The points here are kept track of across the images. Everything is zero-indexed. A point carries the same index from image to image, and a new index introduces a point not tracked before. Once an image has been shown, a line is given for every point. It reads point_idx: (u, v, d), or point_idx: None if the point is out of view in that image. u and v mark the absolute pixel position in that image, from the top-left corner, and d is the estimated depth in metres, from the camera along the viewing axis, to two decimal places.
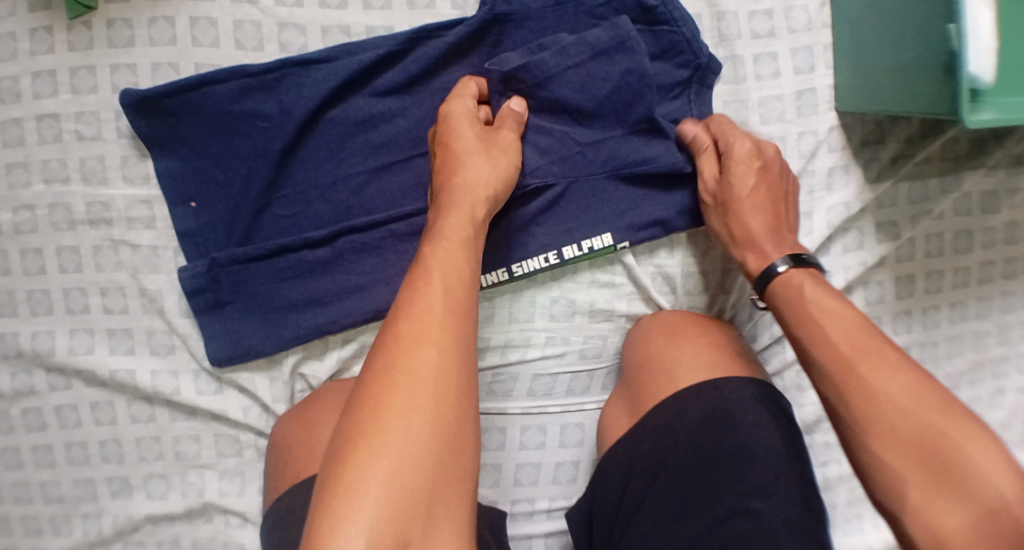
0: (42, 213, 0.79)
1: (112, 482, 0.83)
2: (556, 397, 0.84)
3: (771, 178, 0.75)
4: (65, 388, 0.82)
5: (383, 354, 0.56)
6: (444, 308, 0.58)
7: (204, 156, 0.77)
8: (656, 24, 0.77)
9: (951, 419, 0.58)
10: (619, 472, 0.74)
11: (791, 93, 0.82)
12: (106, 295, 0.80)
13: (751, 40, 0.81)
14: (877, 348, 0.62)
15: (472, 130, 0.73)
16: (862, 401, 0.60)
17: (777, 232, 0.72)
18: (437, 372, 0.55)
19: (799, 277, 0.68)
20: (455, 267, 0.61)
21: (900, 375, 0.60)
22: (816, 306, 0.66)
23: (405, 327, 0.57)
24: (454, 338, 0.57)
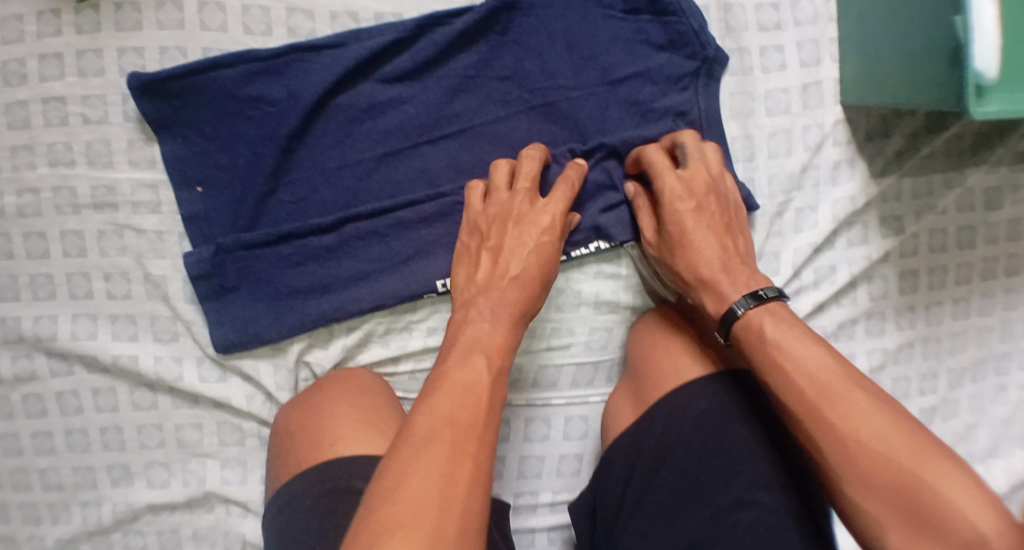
0: (47, 196, 0.79)
1: (113, 469, 0.83)
2: (561, 389, 0.84)
3: (704, 215, 0.72)
4: (68, 373, 0.82)
5: (416, 450, 0.55)
6: (455, 424, 0.57)
7: (210, 142, 0.77)
8: (665, 15, 0.77)
9: (927, 455, 0.57)
10: (624, 462, 0.74)
11: (799, 86, 0.81)
12: (109, 279, 0.79)
13: (758, 31, 0.80)
14: (847, 385, 0.61)
15: (546, 258, 0.72)
16: (840, 437, 0.59)
17: (729, 267, 0.70)
18: (470, 479, 0.55)
19: (775, 310, 0.66)
20: (487, 386, 0.60)
21: (876, 413, 0.59)
22: (793, 338, 0.63)
23: (411, 468, 0.54)
24: (466, 454, 0.55)
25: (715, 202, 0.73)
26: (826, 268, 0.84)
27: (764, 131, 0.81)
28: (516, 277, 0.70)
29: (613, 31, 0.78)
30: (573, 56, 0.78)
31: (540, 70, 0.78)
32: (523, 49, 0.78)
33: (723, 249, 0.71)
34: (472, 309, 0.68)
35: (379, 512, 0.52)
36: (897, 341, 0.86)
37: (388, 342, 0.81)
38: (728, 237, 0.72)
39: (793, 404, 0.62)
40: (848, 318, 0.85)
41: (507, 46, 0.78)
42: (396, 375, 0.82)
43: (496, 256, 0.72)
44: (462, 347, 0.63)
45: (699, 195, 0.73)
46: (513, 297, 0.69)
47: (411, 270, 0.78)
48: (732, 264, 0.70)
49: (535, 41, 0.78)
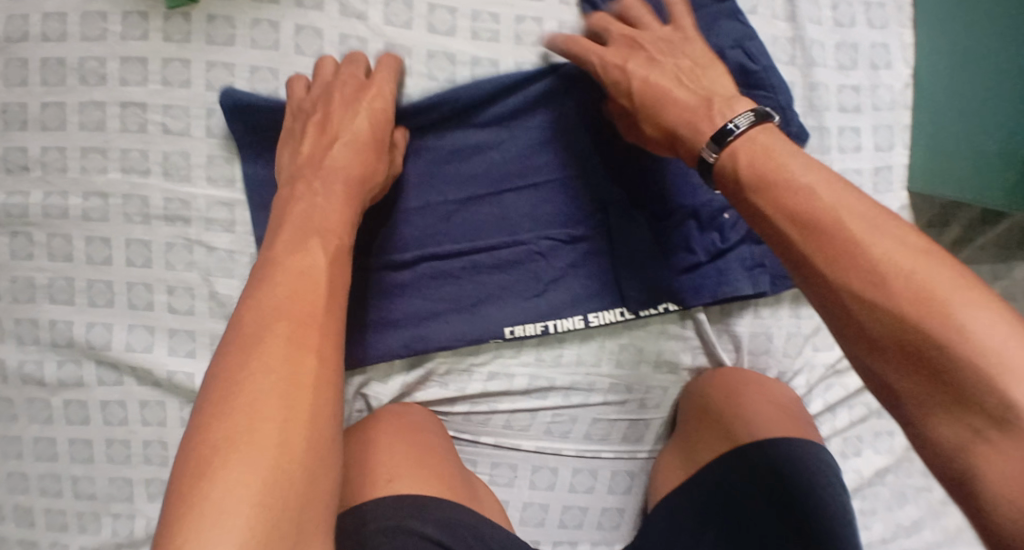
0: (116, 202, 0.78)
1: (152, 483, 0.82)
2: (611, 443, 0.85)
3: (653, 66, 0.68)
4: (116, 383, 0.80)
5: (254, 349, 0.54)
6: (289, 306, 0.57)
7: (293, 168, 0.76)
8: (754, 89, 0.77)
9: (956, 297, 0.49)
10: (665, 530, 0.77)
11: (870, 168, 0.83)
12: (172, 293, 0.78)
13: (839, 113, 0.82)
14: (860, 214, 0.53)
15: (367, 121, 0.71)
16: (851, 268, 0.52)
17: (700, 107, 0.64)
18: (314, 376, 0.54)
19: (765, 135, 0.59)
20: (333, 256, 0.62)
21: (892, 239, 0.51)
22: (793, 166, 0.56)
23: (256, 362, 0.53)
24: (305, 339, 0.55)
25: (662, 48, 0.69)
26: None
27: None
28: (344, 147, 0.70)
29: None
30: None
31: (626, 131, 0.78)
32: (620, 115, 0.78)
33: (680, 83, 0.66)
34: (304, 180, 0.68)
35: (212, 431, 0.51)
36: None
37: (447, 382, 0.81)
38: (683, 69, 0.67)
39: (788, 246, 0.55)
40: None
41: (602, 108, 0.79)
42: (450, 414, 0.83)
43: (316, 122, 0.71)
44: (295, 224, 0.63)
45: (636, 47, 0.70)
46: (342, 162, 0.69)
47: (479, 314, 0.78)
48: (696, 96, 0.65)
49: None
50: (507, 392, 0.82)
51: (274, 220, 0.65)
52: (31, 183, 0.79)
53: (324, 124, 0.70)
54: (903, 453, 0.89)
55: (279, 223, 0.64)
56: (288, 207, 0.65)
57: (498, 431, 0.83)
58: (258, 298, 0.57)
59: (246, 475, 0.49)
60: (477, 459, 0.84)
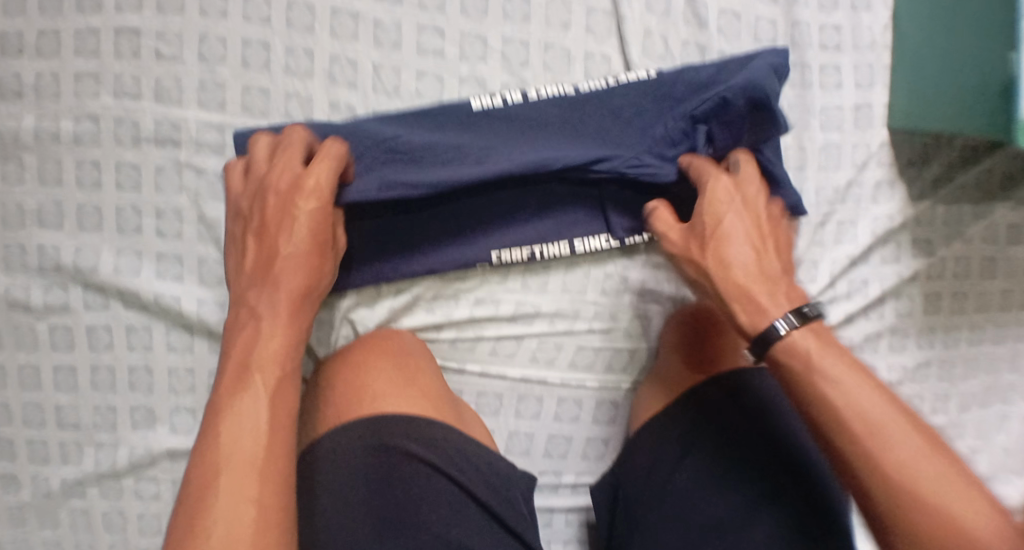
0: (107, 126, 0.79)
1: (136, 412, 0.82)
2: (595, 373, 0.85)
3: (759, 229, 0.70)
4: (103, 307, 0.80)
5: (202, 506, 0.56)
6: (237, 450, 0.58)
7: (291, 95, 0.78)
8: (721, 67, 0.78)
9: (979, 509, 0.58)
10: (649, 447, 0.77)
11: (851, 106, 0.85)
12: (161, 216, 0.79)
13: (820, 51, 0.84)
14: (899, 419, 0.60)
15: (308, 234, 0.67)
16: (887, 476, 0.59)
17: (768, 277, 0.67)
18: (259, 526, 0.56)
19: (819, 332, 0.65)
20: (273, 384, 0.62)
21: (919, 446, 0.60)
22: (842, 358, 0.63)
23: (206, 521, 0.56)
24: (253, 485, 0.57)
25: (765, 226, 0.71)
26: (859, 282, 0.87)
27: (816, 144, 0.84)
28: (290, 257, 0.66)
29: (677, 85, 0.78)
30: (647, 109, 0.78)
31: (613, 63, 0.81)
32: (629, 98, 0.78)
33: (769, 261, 0.68)
34: (247, 303, 0.65)
35: None
36: (915, 359, 0.90)
37: (435, 308, 0.83)
38: (774, 254, 0.70)
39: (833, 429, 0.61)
40: (874, 332, 0.88)
41: (603, 104, 0.78)
42: (437, 341, 0.83)
43: (253, 227, 0.67)
44: (236, 360, 0.63)
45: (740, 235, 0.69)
46: (286, 278, 0.66)
47: (466, 240, 0.79)
48: (768, 273, 0.68)
49: (639, 115, 0.77)
50: (492, 318, 0.83)
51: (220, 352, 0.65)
52: (23, 107, 0.79)
53: (263, 238, 0.67)
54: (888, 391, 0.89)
55: (223, 356, 0.63)
56: (230, 337, 0.64)
57: (484, 359, 0.84)
58: (206, 448, 0.58)
59: None
60: (463, 387, 0.84)
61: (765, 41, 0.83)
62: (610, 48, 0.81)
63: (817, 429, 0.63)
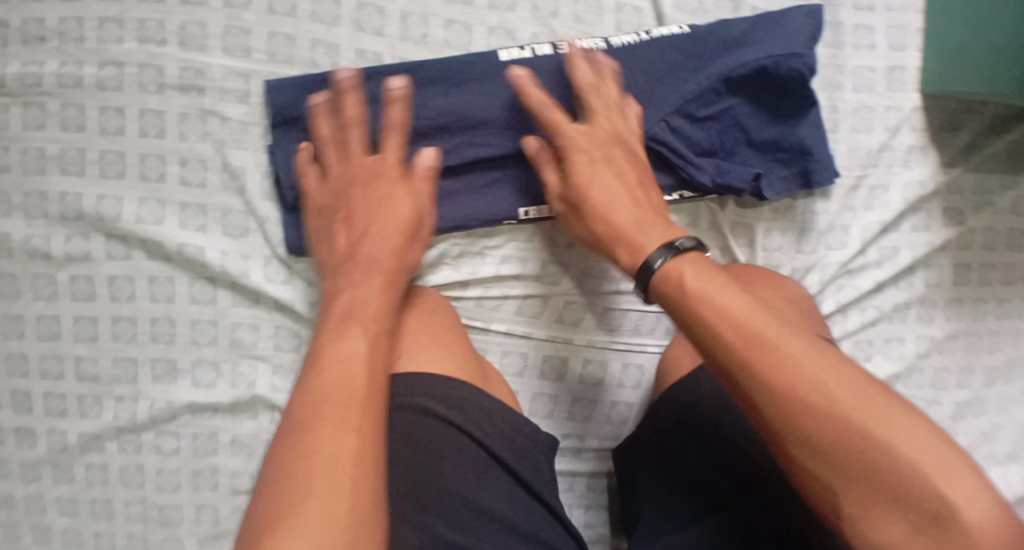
0: (130, 71, 0.77)
1: (157, 364, 0.80)
2: (623, 335, 0.84)
3: (625, 168, 0.72)
4: (124, 257, 0.79)
5: (308, 429, 0.55)
6: (341, 384, 0.57)
7: (318, 42, 0.78)
8: (754, 20, 0.76)
9: (879, 410, 0.55)
10: (666, 417, 0.77)
11: (883, 68, 0.83)
12: (185, 165, 0.78)
13: (852, 10, 0.83)
14: (779, 330, 0.58)
15: (397, 205, 0.70)
16: (778, 393, 0.56)
17: (641, 217, 0.68)
18: (361, 458, 0.54)
19: (692, 262, 0.63)
20: (375, 334, 0.61)
21: (823, 366, 0.56)
22: (714, 281, 0.61)
23: (311, 446, 0.54)
24: (356, 415, 0.56)
25: (616, 151, 0.72)
26: (889, 248, 0.84)
27: (848, 106, 0.83)
28: (379, 232, 0.69)
29: (707, 37, 0.76)
30: (672, 65, 0.76)
31: (645, 15, 0.80)
32: (661, 54, 0.76)
33: (637, 199, 0.70)
34: (347, 269, 0.67)
35: (266, 509, 0.52)
36: (943, 330, 0.86)
37: (460, 266, 0.81)
38: (643, 193, 0.71)
39: (726, 358, 0.58)
40: (902, 302, 0.85)
41: (633, 59, 0.76)
42: (462, 300, 0.82)
43: (342, 212, 0.71)
44: (340, 313, 0.63)
45: (586, 189, 0.71)
46: (374, 248, 0.68)
47: (491, 195, 0.78)
48: (639, 214, 0.69)
49: (668, 70, 0.76)
50: (518, 276, 0.82)
51: (321, 312, 0.66)
52: (47, 52, 0.78)
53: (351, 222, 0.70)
54: (913, 363, 0.86)
55: (324, 313, 0.64)
56: (333, 297, 0.65)
57: (508, 318, 0.83)
58: (314, 377, 0.58)
59: None
60: (487, 346, 0.83)
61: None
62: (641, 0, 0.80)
63: (712, 360, 0.60)
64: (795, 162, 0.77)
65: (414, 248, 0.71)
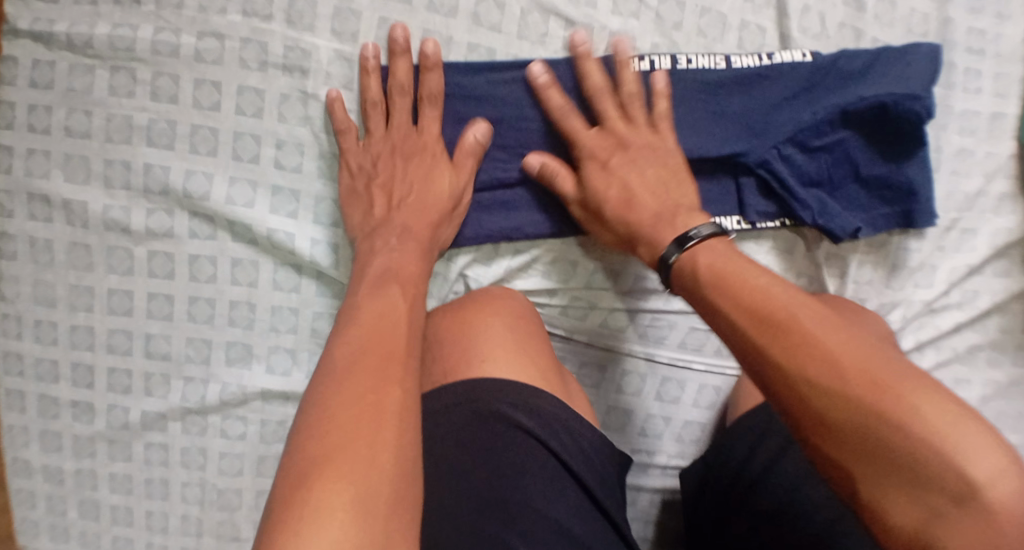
0: (232, 45, 0.74)
1: (232, 348, 0.78)
2: (705, 356, 0.83)
3: (644, 169, 0.74)
4: (209, 237, 0.76)
5: (338, 385, 0.57)
6: (374, 344, 0.60)
7: (431, 33, 0.75)
8: (876, 54, 0.77)
9: (905, 381, 0.54)
10: (744, 442, 0.77)
11: (988, 113, 0.83)
12: (281, 148, 0.75)
13: (965, 53, 0.82)
14: (801, 306, 0.59)
15: (440, 179, 0.74)
16: (799, 369, 0.56)
17: (659, 214, 0.71)
18: (398, 409, 0.56)
19: (717, 245, 0.66)
20: (413, 303, 0.66)
21: (840, 339, 0.57)
22: (738, 266, 0.63)
23: (349, 392, 0.56)
24: (400, 374, 0.59)
25: (635, 156, 0.75)
26: (970, 292, 0.84)
27: (950, 148, 0.83)
28: (414, 204, 0.74)
29: (827, 67, 0.77)
30: (789, 92, 0.77)
31: (768, 36, 0.79)
32: (781, 81, 0.77)
33: (660, 196, 0.73)
34: (382, 241, 0.72)
35: (300, 454, 0.53)
36: (1009, 376, 0.87)
37: (551, 274, 0.80)
38: (665, 186, 0.73)
39: (743, 344, 0.60)
40: (975, 344, 0.86)
41: (754, 84, 0.77)
42: (547, 308, 0.81)
43: (381, 180, 0.75)
44: (374, 279, 0.68)
45: (603, 198, 0.74)
46: (415, 222, 0.73)
47: None
48: (662, 211, 0.71)
49: (785, 96, 0.77)
50: (608, 289, 0.80)
51: (355, 276, 0.70)
52: (142, 16, 0.75)
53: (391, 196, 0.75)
54: (977, 405, 0.87)
55: (357, 279, 0.69)
56: (369, 264, 0.70)
57: (593, 330, 0.81)
58: (345, 339, 0.61)
59: (336, 499, 0.50)
60: (566, 356, 0.83)
61: (916, 35, 0.81)
62: (766, 20, 0.79)
63: (738, 344, 0.61)
64: (897, 201, 0.78)
65: (447, 227, 0.76)
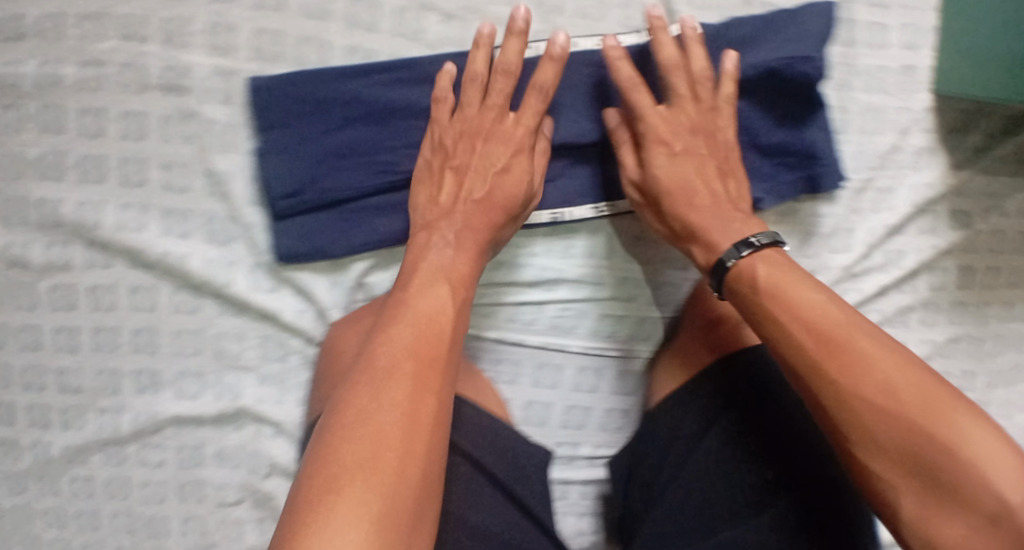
0: (113, 71, 0.75)
1: (141, 375, 0.78)
2: (619, 341, 0.81)
3: (711, 160, 0.73)
4: (105, 266, 0.76)
5: (375, 386, 0.56)
6: (416, 346, 0.58)
7: (307, 39, 0.74)
8: (769, 18, 0.74)
9: (952, 408, 0.55)
10: (663, 429, 0.72)
11: (897, 67, 0.80)
12: (167, 170, 0.75)
13: (866, 7, 0.80)
14: (856, 328, 0.59)
15: (501, 172, 0.71)
16: (849, 387, 0.57)
17: (719, 210, 0.70)
18: (431, 418, 0.56)
19: (770, 255, 0.65)
20: (460, 301, 0.64)
21: (893, 364, 0.57)
22: (794, 280, 0.62)
23: (384, 393, 0.55)
24: (435, 378, 0.58)
25: (699, 144, 0.73)
26: (894, 252, 0.81)
27: (857, 107, 0.80)
28: (482, 199, 0.71)
29: (715, 37, 0.75)
30: None
31: (652, 11, 0.77)
32: None
33: (728, 195, 0.72)
34: (430, 230, 0.69)
35: (333, 452, 0.53)
36: (946, 335, 0.83)
37: None
38: (727, 183, 0.72)
39: (796, 357, 0.60)
40: (906, 306, 0.82)
41: (641, 63, 0.76)
42: None
43: (455, 163, 0.72)
44: (416, 272, 0.65)
45: (668, 189, 0.72)
46: (473, 221, 0.70)
47: None
48: (724, 207, 0.70)
49: None
50: (512, 282, 0.79)
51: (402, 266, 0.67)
52: (22, 50, 0.75)
53: (461, 180, 0.72)
54: None
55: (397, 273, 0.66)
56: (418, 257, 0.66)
57: (502, 325, 0.80)
58: (390, 335, 0.59)
59: (355, 509, 0.51)
60: (481, 356, 0.81)
61: None
62: None
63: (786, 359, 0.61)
64: (800, 167, 0.75)
65: (506, 227, 0.72)
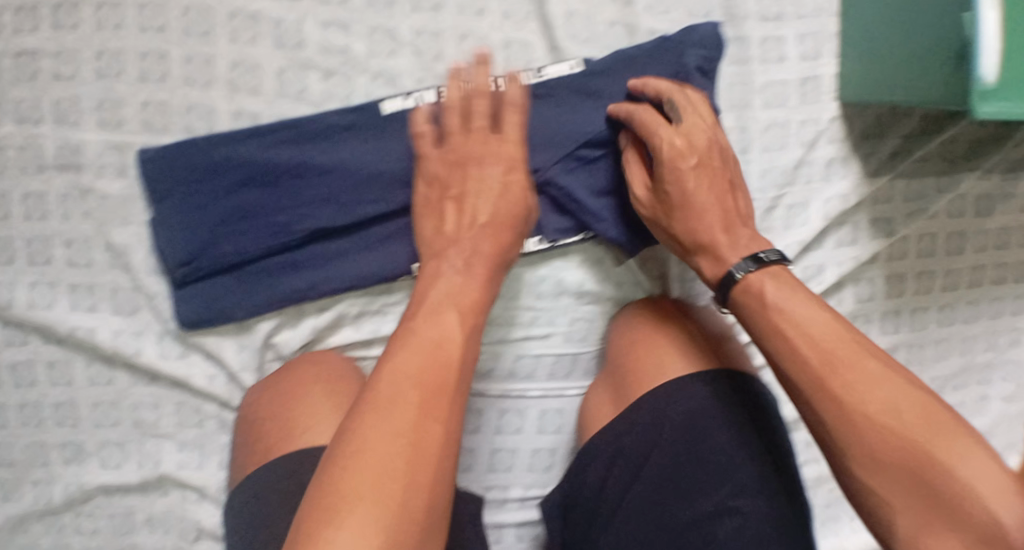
0: (12, 154, 0.76)
1: (66, 448, 0.79)
2: (538, 381, 0.81)
3: (721, 173, 0.66)
4: (21, 344, 0.78)
5: (373, 412, 0.51)
6: (417, 369, 0.53)
7: (194, 107, 0.75)
8: (658, 48, 0.73)
9: (947, 429, 0.52)
10: (602, 462, 0.68)
11: (797, 79, 0.78)
12: (70, 247, 0.76)
13: (759, 22, 0.77)
14: (856, 346, 0.56)
15: (497, 189, 0.67)
16: (847, 404, 0.55)
17: (732, 226, 0.64)
18: (438, 448, 0.51)
19: (782, 274, 0.61)
20: (470, 322, 0.58)
21: (891, 383, 0.54)
22: (800, 295, 0.59)
23: (384, 418, 0.51)
24: (449, 398, 0.53)
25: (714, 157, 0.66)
26: (814, 268, 0.79)
27: (759, 125, 0.77)
28: (486, 219, 0.66)
29: (601, 72, 0.74)
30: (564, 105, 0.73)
31: (535, 49, 0.77)
32: (554, 94, 0.74)
33: (740, 212, 0.66)
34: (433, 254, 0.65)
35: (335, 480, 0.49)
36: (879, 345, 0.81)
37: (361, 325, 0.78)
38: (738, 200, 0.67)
39: (798, 373, 0.57)
40: None
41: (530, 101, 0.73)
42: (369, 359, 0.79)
43: (455, 188, 0.68)
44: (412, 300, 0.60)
45: (682, 208, 0.65)
46: (477, 242, 0.65)
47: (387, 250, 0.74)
48: (737, 224, 0.65)
49: (562, 109, 0.73)
50: None
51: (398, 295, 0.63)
52: None
53: (465, 203, 0.67)
54: None
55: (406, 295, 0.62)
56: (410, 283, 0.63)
57: None
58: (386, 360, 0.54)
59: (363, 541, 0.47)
60: None
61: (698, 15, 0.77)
62: (530, 33, 0.77)
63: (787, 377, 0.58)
64: None
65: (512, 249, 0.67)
